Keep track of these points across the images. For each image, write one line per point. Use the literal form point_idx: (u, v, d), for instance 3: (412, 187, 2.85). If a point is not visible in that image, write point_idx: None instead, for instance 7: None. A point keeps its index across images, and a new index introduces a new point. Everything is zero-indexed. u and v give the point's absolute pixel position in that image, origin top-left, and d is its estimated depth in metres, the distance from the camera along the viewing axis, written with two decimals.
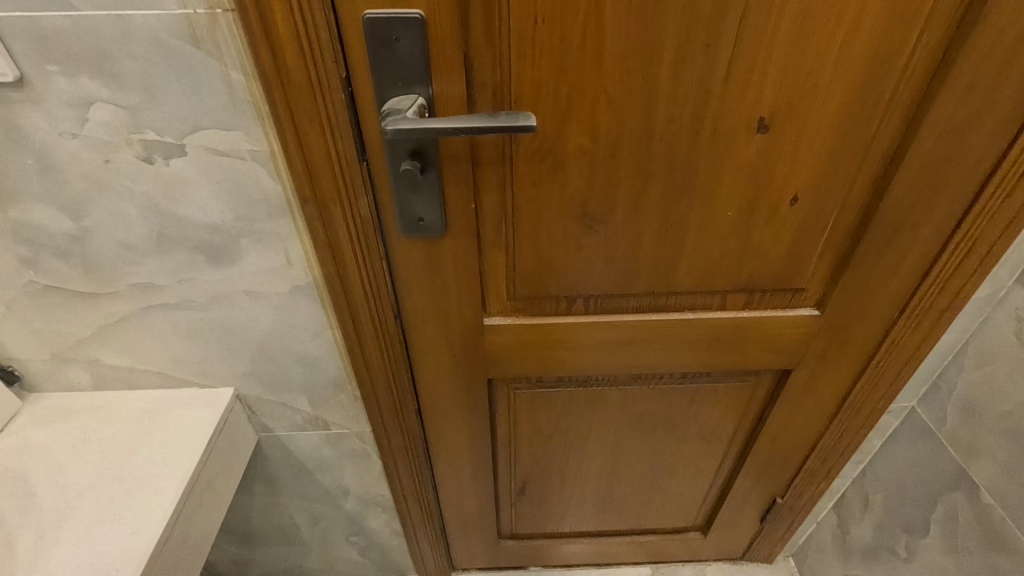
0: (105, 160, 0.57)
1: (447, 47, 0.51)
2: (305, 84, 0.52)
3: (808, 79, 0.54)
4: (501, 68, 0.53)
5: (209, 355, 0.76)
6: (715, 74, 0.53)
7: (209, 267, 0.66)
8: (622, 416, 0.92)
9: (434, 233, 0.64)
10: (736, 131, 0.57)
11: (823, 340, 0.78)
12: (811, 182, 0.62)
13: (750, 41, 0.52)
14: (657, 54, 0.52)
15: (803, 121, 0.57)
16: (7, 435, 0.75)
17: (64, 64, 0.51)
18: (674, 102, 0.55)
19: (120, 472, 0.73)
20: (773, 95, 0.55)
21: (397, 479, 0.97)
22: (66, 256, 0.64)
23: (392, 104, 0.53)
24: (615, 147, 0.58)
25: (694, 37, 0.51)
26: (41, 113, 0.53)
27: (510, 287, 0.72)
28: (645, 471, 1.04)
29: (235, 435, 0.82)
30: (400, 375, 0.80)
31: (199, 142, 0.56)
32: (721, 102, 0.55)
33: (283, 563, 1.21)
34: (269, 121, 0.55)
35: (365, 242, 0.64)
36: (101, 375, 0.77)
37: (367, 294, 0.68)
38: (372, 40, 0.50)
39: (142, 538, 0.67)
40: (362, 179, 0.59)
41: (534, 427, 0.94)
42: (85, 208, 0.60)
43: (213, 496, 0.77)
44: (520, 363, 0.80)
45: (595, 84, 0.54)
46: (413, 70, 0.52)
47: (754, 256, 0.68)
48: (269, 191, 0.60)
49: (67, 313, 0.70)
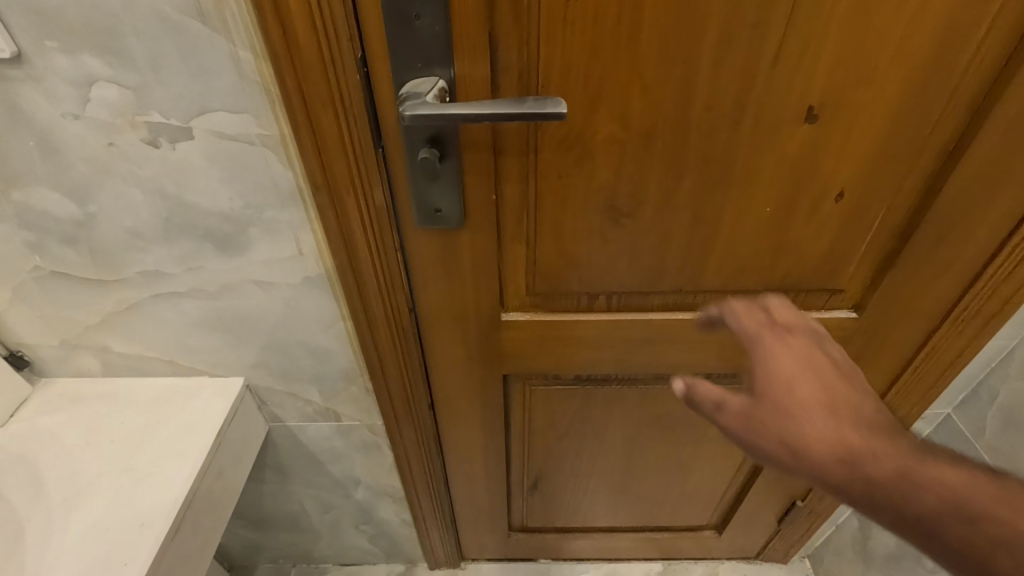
0: (109, 143, 0.54)
1: (471, 26, 0.47)
2: (318, 65, 0.48)
3: (865, 63, 0.49)
4: (529, 50, 0.49)
5: (219, 344, 0.74)
6: (763, 58, 0.49)
7: (217, 256, 0.64)
8: (640, 416, 0.89)
9: (452, 225, 0.60)
10: (781, 121, 0.53)
11: (858, 344, 0.74)
12: (859, 176, 0.57)
13: (803, 23, 0.47)
14: (700, 35, 0.48)
15: (855, 110, 0.52)
16: (18, 420, 0.75)
17: (65, 41, 0.48)
18: (715, 89, 0.51)
19: (130, 462, 0.72)
20: (824, 81, 0.50)
21: (408, 472, 0.96)
22: (71, 241, 0.62)
23: (411, 87, 0.50)
24: (649, 137, 0.54)
25: (742, 16, 0.46)
26: (42, 92, 0.50)
27: (529, 282, 0.69)
28: (662, 470, 1.01)
29: (246, 426, 0.81)
30: (413, 369, 0.78)
31: (206, 125, 0.53)
32: (768, 89, 0.51)
33: (294, 548, 1.21)
34: (279, 104, 0.52)
35: (380, 234, 0.61)
36: (110, 362, 0.76)
37: (381, 286, 0.66)
38: (390, 18, 0.47)
39: (151, 532, 0.66)
40: (377, 166, 0.56)
41: (550, 424, 0.91)
42: (89, 192, 0.58)
43: (222, 490, 0.76)
44: (537, 359, 0.78)
45: (630, 67, 0.49)
46: (434, 50, 0.48)
47: (791, 255, 0.64)
48: (279, 178, 0.57)
49: (75, 299, 0.68)
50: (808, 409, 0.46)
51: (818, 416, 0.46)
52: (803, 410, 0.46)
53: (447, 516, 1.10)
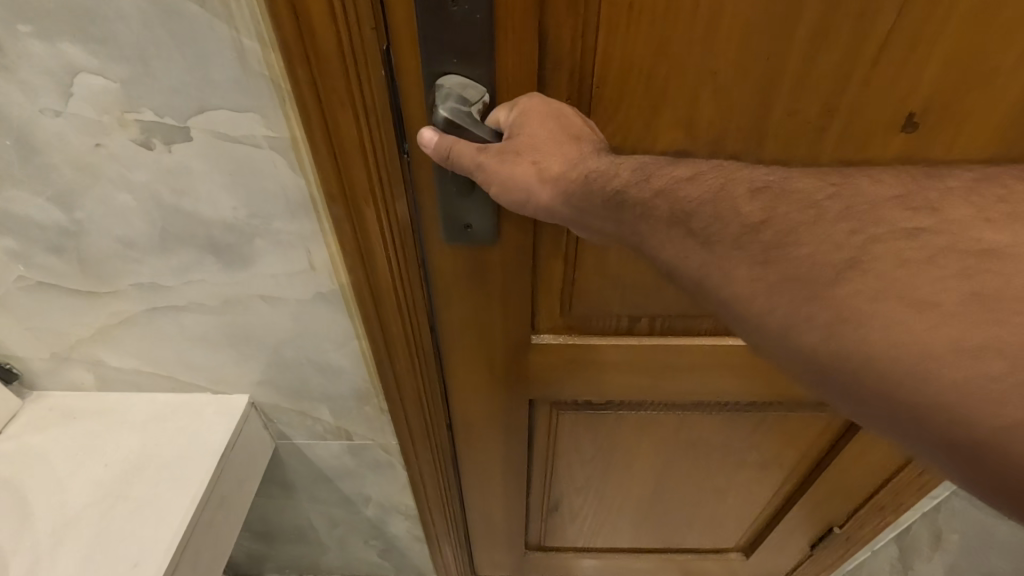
0: (97, 144, 0.47)
1: (519, 14, 0.40)
2: (337, 60, 0.41)
3: (986, 62, 0.42)
4: (583, 45, 0.42)
5: (221, 360, 0.68)
6: (862, 55, 0.42)
7: (219, 269, 0.57)
8: (674, 442, 0.83)
9: (484, 242, 0.54)
10: (875, 130, 0.46)
11: None
12: None
13: (918, 14, 0.40)
14: (790, 28, 0.40)
15: (964, 118, 0.45)
16: (6, 438, 0.69)
17: (39, 25, 0.40)
18: (802, 91, 0.44)
19: (124, 490, 0.66)
20: (930, 86, 0.43)
21: (424, 495, 0.89)
22: (58, 251, 0.56)
23: (459, 84, 0.43)
24: (717, 147, 0.47)
25: (846, 4, 0.39)
26: (18, 85, 0.44)
27: (564, 302, 0.62)
28: (692, 495, 0.95)
29: (251, 448, 0.75)
30: (431, 393, 0.71)
31: (207, 126, 0.46)
32: (863, 91, 0.44)
33: (300, 560, 1.16)
34: (290, 102, 0.45)
35: (403, 251, 0.54)
36: (105, 376, 0.70)
37: (402, 308, 0.59)
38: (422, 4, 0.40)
39: (146, 572, 0.60)
40: (401, 175, 0.49)
41: (576, 448, 0.85)
42: (76, 198, 0.51)
43: (224, 518, 0.70)
44: (569, 384, 0.71)
45: (702, 67, 0.42)
46: (473, 42, 0.42)
47: None
48: (289, 186, 0.50)
49: (65, 311, 0.62)
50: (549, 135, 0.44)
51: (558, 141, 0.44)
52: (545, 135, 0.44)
53: (462, 534, 1.05)
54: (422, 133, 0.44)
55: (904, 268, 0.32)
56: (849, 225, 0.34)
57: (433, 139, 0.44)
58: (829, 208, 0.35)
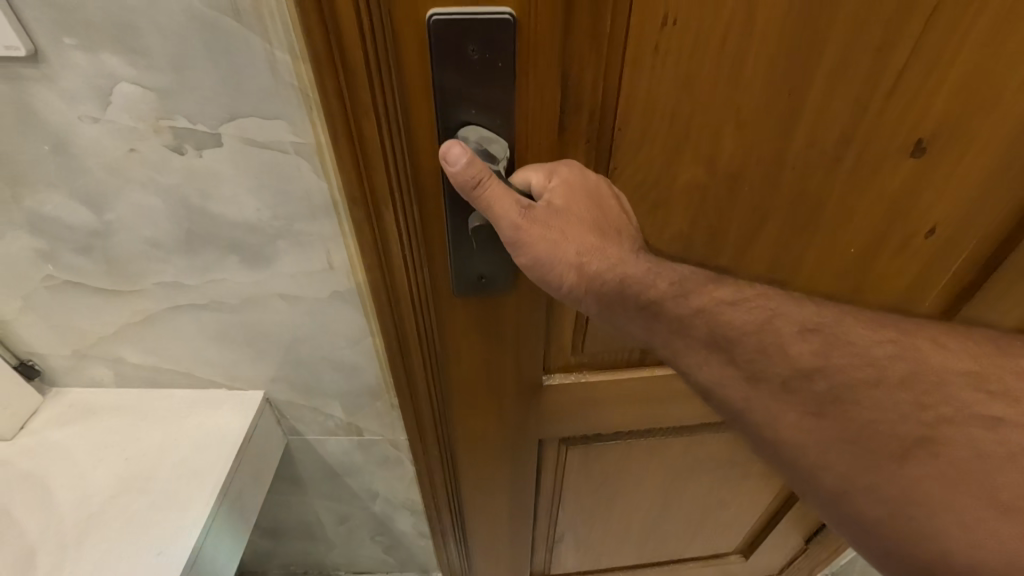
0: (130, 149, 0.50)
1: (543, 61, 0.43)
2: (366, 86, 0.43)
3: (990, 89, 0.47)
4: (603, 87, 0.45)
5: (239, 359, 0.70)
6: (878, 88, 0.46)
7: (240, 267, 0.60)
8: (678, 462, 0.90)
9: (497, 289, 0.59)
10: (888, 155, 0.51)
11: None
12: (955, 212, 0.57)
13: (930, 47, 0.44)
14: (813, 66, 0.44)
15: (966, 140, 0.51)
16: (28, 433, 0.71)
17: (83, 37, 0.43)
18: (819, 124, 0.48)
19: (145, 483, 0.68)
20: (939, 114, 0.48)
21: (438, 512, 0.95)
22: (87, 251, 0.58)
23: (484, 138, 0.46)
24: (736, 180, 0.51)
25: (866, 41, 0.43)
26: (58, 94, 0.46)
27: (577, 343, 0.69)
28: (696, 505, 0.99)
29: (265, 443, 0.77)
30: (438, 402, 0.73)
31: (237, 132, 0.48)
32: (877, 120, 0.48)
33: (305, 556, 1.19)
34: (317, 110, 0.47)
35: (419, 270, 0.57)
36: (124, 373, 0.72)
37: (418, 315, 0.61)
38: (440, 47, 0.42)
39: (169, 559, 0.62)
40: (408, 193, 0.51)
41: (583, 476, 0.91)
42: (108, 200, 0.54)
43: (240, 511, 0.72)
44: (570, 422, 0.79)
45: (726, 105, 0.46)
46: (494, 80, 0.44)
47: (869, 291, 0.64)
48: (313, 189, 0.53)
49: (89, 310, 0.64)
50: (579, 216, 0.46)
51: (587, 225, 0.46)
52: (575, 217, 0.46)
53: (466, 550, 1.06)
54: (451, 146, 0.43)
55: (986, 460, 0.42)
56: (918, 399, 0.44)
57: (460, 157, 0.43)
58: (892, 369, 0.45)
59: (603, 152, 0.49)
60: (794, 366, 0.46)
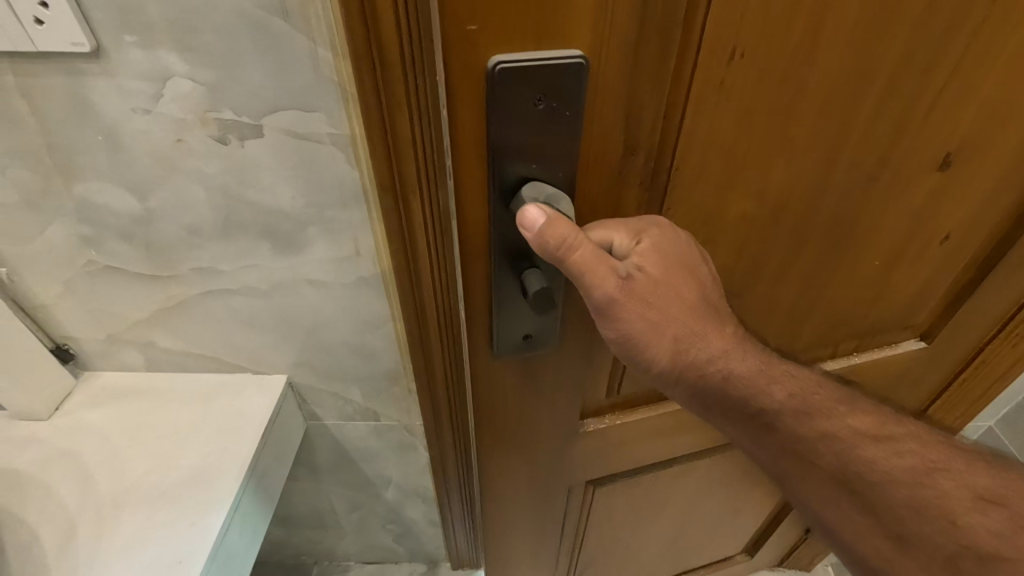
0: (177, 140, 0.54)
1: (607, 105, 0.41)
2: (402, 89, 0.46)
3: (1013, 103, 0.49)
4: (662, 128, 0.43)
5: (265, 343, 0.74)
6: (918, 108, 0.48)
7: (272, 254, 0.64)
8: (696, 481, 0.92)
9: (543, 346, 0.56)
10: (918, 169, 0.53)
11: (919, 366, 0.78)
12: (969, 217, 0.60)
13: (966, 67, 0.46)
14: (866, 89, 0.45)
15: (986, 151, 0.53)
16: (63, 413, 0.75)
17: (142, 35, 0.47)
18: (863, 146, 0.49)
19: (176, 460, 0.71)
20: (965, 129, 0.51)
21: (448, 507, 1.05)
22: (129, 237, 0.62)
23: (551, 193, 0.43)
24: (781, 207, 0.52)
25: (912, 65, 0.45)
26: (115, 88, 0.50)
27: (611, 386, 0.67)
28: (713, 516, 1.05)
29: (288, 426, 0.80)
30: (456, 385, 0.76)
31: (277, 124, 0.52)
32: (913, 139, 0.50)
33: (315, 545, 1.22)
34: (353, 104, 0.51)
35: (445, 264, 0.60)
36: (155, 357, 0.76)
37: (438, 305, 0.64)
38: (500, 94, 0.38)
39: (203, 528, 0.65)
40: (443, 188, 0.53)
41: (606, 512, 0.90)
42: (152, 188, 0.57)
43: (266, 488, 0.75)
44: (597, 463, 0.78)
45: (782, 136, 0.46)
46: (554, 131, 0.41)
47: (886, 298, 0.67)
48: (345, 178, 0.57)
49: (126, 295, 0.68)
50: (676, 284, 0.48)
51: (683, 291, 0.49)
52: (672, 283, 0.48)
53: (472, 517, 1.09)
54: (524, 204, 0.42)
55: None
56: None
57: (542, 221, 0.42)
58: None
59: (658, 189, 0.47)
60: (962, 544, 0.48)
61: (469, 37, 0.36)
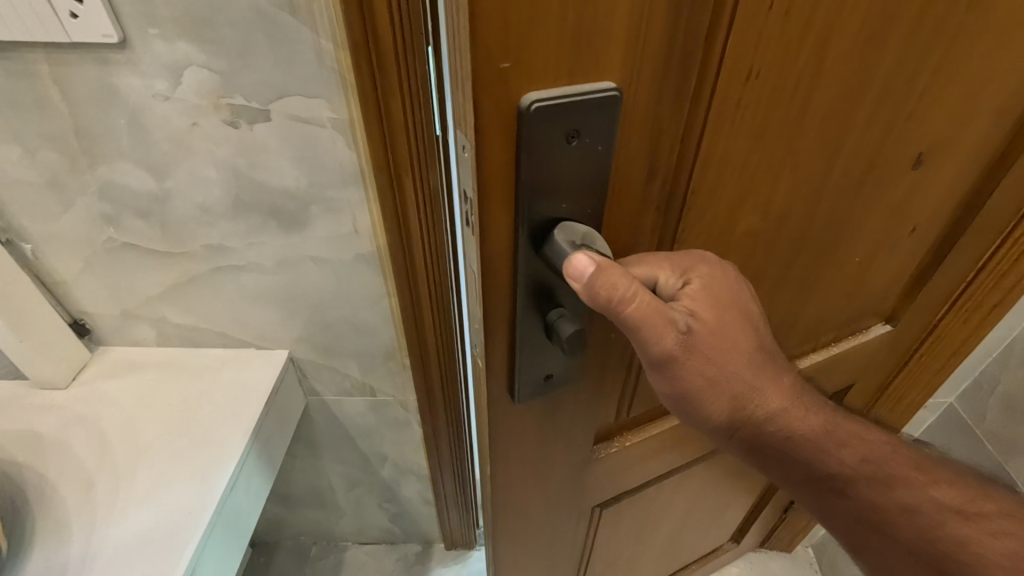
0: (193, 124, 0.59)
1: (636, 130, 0.40)
2: (395, 72, 0.53)
3: (973, 104, 0.53)
4: (681, 148, 0.43)
5: (269, 319, 0.79)
6: (899, 115, 0.50)
7: (277, 232, 0.69)
8: (692, 481, 0.94)
9: (564, 381, 0.54)
10: (897, 170, 0.56)
11: (885, 347, 0.83)
12: (932, 209, 0.64)
13: (941, 75, 0.49)
14: (859, 101, 0.47)
15: (950, 149, 0.57)
16: (79, 383, 0.80)
17: (164, 28, 0.53)
18: (855, 153, 0.51)
19: (185, 424, 0.76)
20: (936, 130, 0.54)
21: (441, 483, 1.10)
22: (147, 216, 0.67)
23: (584, 232, 0.41)
24: (783, 218, 0.53)
25: (898, 75, 0.47)
26: (138, 75, 0.56)
27: (622, 409, 0.67)
28: (705, 509, 1.07)
29: (288, 398, 0.86)
30: (446, 354, 0.83)
31: (284, 109, 0.58)
32: (894, 143, 0.53)
33: (315, 525, 1.27)
34: (351, 90, 0.57)
35: (435, 232, 0.67)
36: (166, 332, 0.81)
37: (429, 271, 0.71)
38: (540, 133, 0.36)
39: (212, 485, 0.70)
40: (434, 155, 0.60)
41: (611, 530, 0.89)
42: (169, 169, 0.63)
43: (269, 452, 0.81)
44: (603, 487, 0.76)
45: (788, 149, 0.47)
46: (588, 168, 0.39)
47: (863, 291, 0.71)
48: (344, 159, 0.62)
49: (140, 271, 0.73)
50: (737, 327, 0.49)
51: (742, 334, 0.49)
52: (733, 327, 0.48)
53: (464, 494, 1.15)
54: (573, 254, 0.40)
55: None
56: None
57: (596, 272, 0.40)
58: None
59: (673, 212, 0.47)
60: None
61: (503, 76, 0.33)
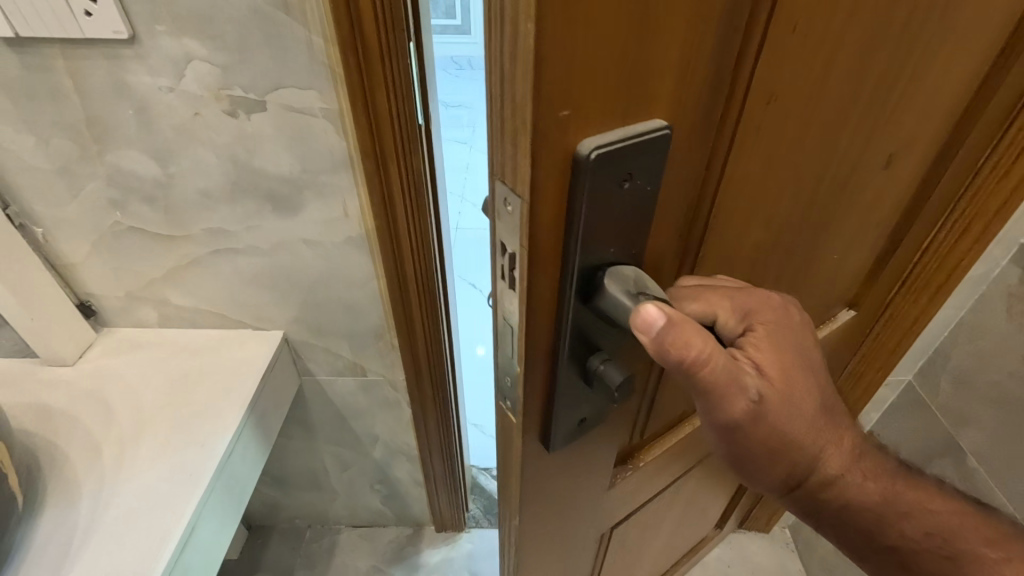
0: (195, 113, 0.65)
1: (676, 160, 0.41)
2: (378, 61, 0.58)
3: (939, 107, 0.56)
4: (709, 172, 0.45)
5: (264, 300, 0.85)
6: (884, 124, 0.53)
7: (273, 215, 0.74)
8: (688, 484, 0.95)
9: (595, 416, 0.53)
10: (873, 172, 0.59)
11: (851, 330, 0.87)
12: (896, 202, 0.68)
13: (919, 85, 0.51)
14: (856, 116, 0.49)
15: (916, 148, 0.60)
16: (85, 362, 0.85)
17: (170, 25, 0.58)
18: (847, 163, 0.54)
19: (186, 398, 0.81)
20: (909, 133, 0.57)
21: (429, 462, 1.15)
22: (151, 201, 0.73)
23: (638, 277, 0.41)
24: (784, 227, 0.55)
25: (889, 90, 0.49)
26: (145, 68, 0.61)
27: (639, 430, 0.68)
28: (696, 505, 1.09)
29: (281, 376, 0.90)
30: (428, 332, 0.88)
31: (279, 99, 0.63)
32: (877, 149, 0.55)
33: (309, 508, 1.31)
34: (340, 82, 0.62)
35: (417, 212, 0.72)
36: (167, 313, 0.86)
37: (413, 250, 0.76)
38: (600, 179, 0.35)
39: (211, 452, 0.75)
40: (415, 137, 0.66)
41: (616, 541, 0.89)
42: (173, 156, 0.68)
43: (265, 423, 0.86)
44: (614, 506, 0.76)
45: (795, 166, 0.49)
46: (637, 204, 0.40)
47: (835, 282, 0.75)
48: (334, 146, 0.68)
49: (144, 254, 0.78)
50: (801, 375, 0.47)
51: (805, 383, 0.47)
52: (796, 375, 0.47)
53: (452, 474, 1.20)
54: (642, 307, 0.39)
55: None
56: None
57: (666, 324, 0.39)
58: None
59: (697, 231, 0.49)
60: None
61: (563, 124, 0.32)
